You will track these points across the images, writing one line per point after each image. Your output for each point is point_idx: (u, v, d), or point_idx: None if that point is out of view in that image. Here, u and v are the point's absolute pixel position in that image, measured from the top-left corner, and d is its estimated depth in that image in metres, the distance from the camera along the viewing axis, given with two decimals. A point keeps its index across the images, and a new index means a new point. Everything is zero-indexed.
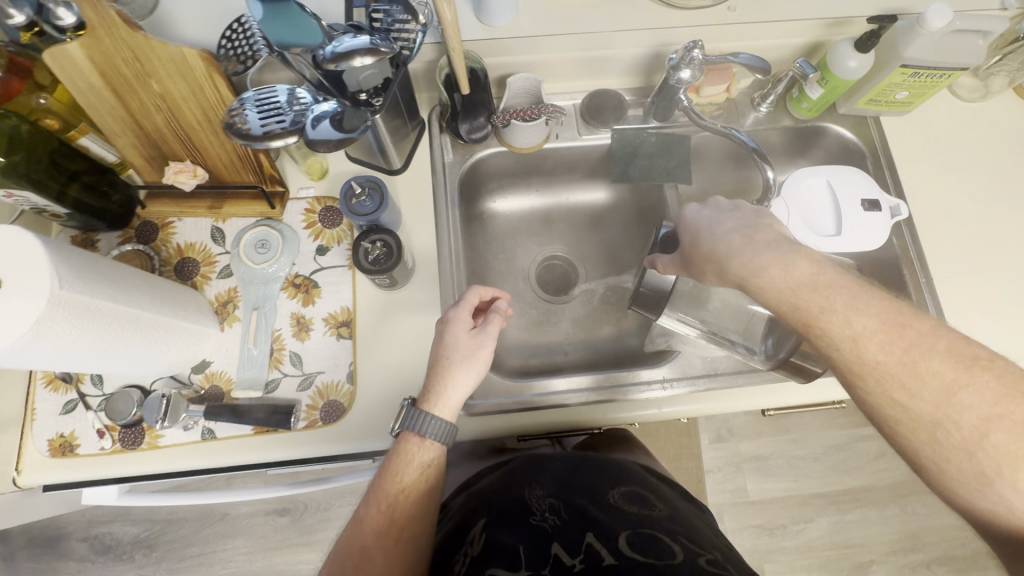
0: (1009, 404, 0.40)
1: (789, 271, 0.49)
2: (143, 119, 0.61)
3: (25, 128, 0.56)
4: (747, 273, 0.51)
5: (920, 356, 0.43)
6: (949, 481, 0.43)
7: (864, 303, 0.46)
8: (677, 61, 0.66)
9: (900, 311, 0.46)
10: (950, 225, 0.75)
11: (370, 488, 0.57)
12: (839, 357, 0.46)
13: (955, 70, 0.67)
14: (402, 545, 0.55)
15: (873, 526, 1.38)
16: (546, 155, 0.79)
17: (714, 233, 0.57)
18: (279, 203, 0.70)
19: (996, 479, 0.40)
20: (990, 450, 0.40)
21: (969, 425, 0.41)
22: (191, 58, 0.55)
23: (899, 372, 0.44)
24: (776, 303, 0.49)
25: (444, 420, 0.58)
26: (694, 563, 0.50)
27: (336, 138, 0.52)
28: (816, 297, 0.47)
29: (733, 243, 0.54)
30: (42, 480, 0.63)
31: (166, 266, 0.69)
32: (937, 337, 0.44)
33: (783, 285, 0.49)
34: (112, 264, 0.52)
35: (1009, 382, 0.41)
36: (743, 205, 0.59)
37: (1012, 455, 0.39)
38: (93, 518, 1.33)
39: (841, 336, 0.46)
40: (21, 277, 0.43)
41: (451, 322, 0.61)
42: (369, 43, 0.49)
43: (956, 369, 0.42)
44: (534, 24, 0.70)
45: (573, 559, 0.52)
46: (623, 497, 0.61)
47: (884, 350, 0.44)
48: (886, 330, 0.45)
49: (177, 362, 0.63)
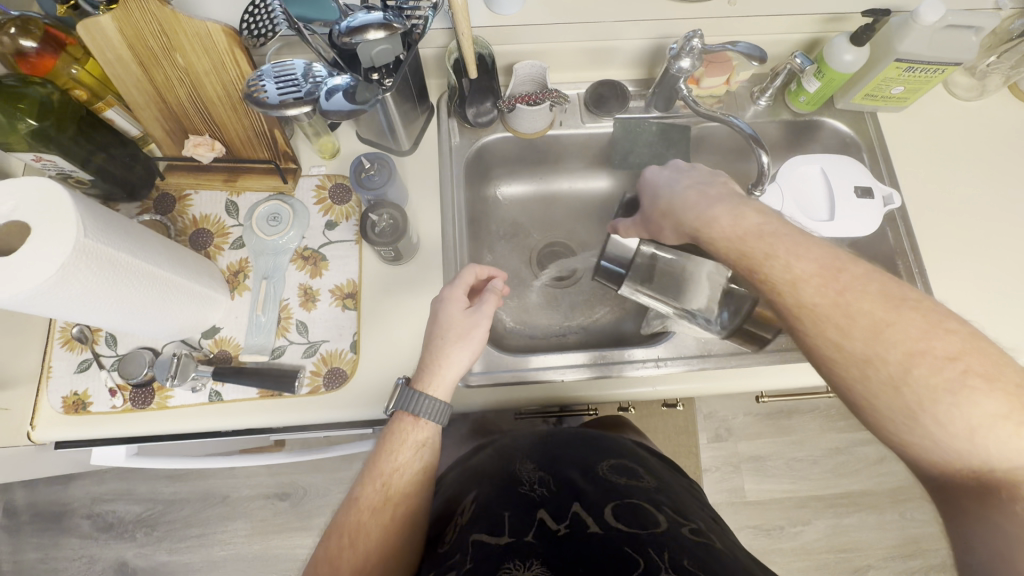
0: (931, 340, 0.43)
1: (737, 221, 0.55)
2: (166, 92, 0.65)
3: (56, 96, 0.60)
4: (701, 223, 0.57)
5: (852, 297, 0.47)
6: (880, 417, 0.45)
7: (803, 251, 0.50)
8: (677, 50, 0.68)
9: (838, 258, 0.49)
10: (943, 218, 0.77)
11: (365, 467, 0.59)
12: (780, 300, 0.50)
13: (948, 65, 0.69)
14: (397, 522, 0.56)
15: (871, 530, 1.37)
16: (550, 142, 0.81)
17: (675, 190, 0.63)
18: (291, 179, 0.73)
19: (918, 411, 0.42)
20: (913, 383, 0.43)
21: (895, 359, 0.44)
22: (215, 34, 0.58)
23: (832, 312, 0.47)
24: (725, 250, 0.55)
25: (438, 400, 0.59)
26: (678, 532, 0.52)
27: (348, 109, 0.56)
28: (761, 244, 0.52)
29: (691, 199, 0.60)
30: (55, 435, 0.65)
31: (182, 236, 0.72)
32: (870, 280, 0.47)
33: (730, 233, 0.55)
34: (139, 227, 0.55)
35: (932, 320, 0.44)
36: (700, 167, 0.65)
37: (934, 386, 0.42)
38: (98, 496, 1.35)
39: (782, 279, 0.50)
40: (48, 224, 0.46)
41: (446, 300, 0.63)
42: (382, 18, 0.52)
43: (885, 308, 0.45)
44: (541, 13, 0.73)
45: (558, 524, 0.53)
46: (611, 470, 0.63)
47: (820, 292, 0.48)
48: (822, 274, 0.48)
49: (188, 325, 0.66)
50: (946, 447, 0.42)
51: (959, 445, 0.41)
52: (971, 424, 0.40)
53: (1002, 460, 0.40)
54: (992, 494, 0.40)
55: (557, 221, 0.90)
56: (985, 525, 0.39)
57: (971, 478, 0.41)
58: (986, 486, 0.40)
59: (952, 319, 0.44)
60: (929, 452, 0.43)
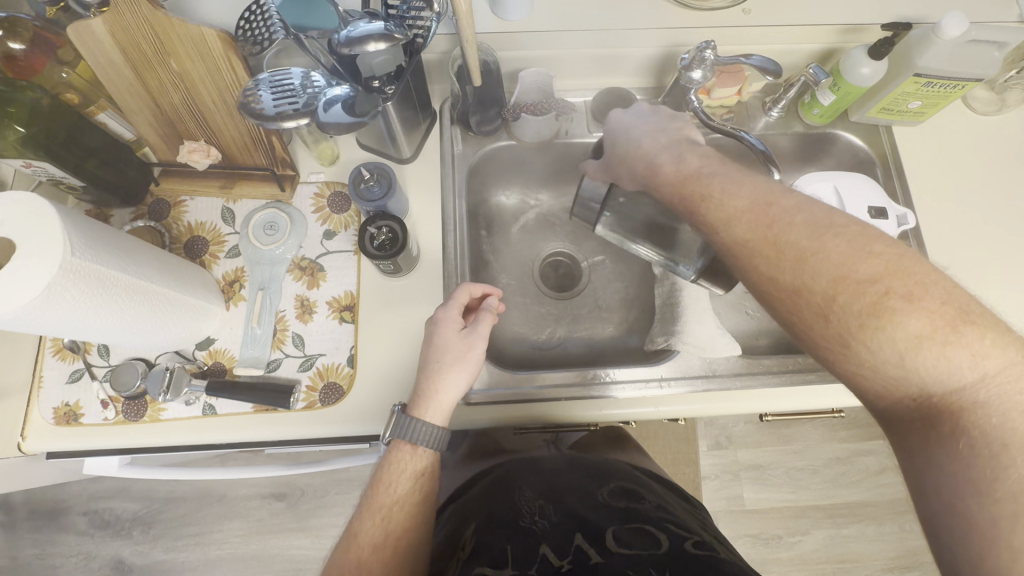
0: (854, 262, 0.43)
1: (679, 164, 0.55)
2: (160, 97, 0.63)
3: (45, 101, 0.57)
4: (649, 170, 0.58)
5: (782, 230, 0.47)
6: (820, 349, 0.46)
7: (736, 188, 0.50)
8: (689, 61, 0.66)
9: (770, 191, 0.49)
10: (959, 237, 0.74)
11: (363, 501, 0.57)
12: (718, 239, 0.51)
13: (969, 81, 0.66)
14: (399, 556, 0.55)
15: (871, 541, 1.36)
16: (555, 151, 0.79)
17: (630, 136, 0.62)
18: (289, 187, 0.72)
19: (850, 338, 0.43)
20: (840, 310, 0.43)
21: (822, 289, 0.44)
22: (210, 39, 0.56)
23: (764, 247, 0.47)
24: (670, 193, 0.55)
25: (435, 427, 0.58)
26: (679, 548, 0.52)
27: (347, 122, 0.54)
28: (698, 185, 0.53)
29: (644, 145, 0.60)
30: (46, 447, 0.64)
31: (177, 244, 0.71)
32: (798, 211, 0.47)
33: (674, 177, 0.55)
34: (129, 241, 0.53)
35: (858, 244, 0.43)
36: (662, 110, 0.64)
37: (860, 312, 0.42)
38: (95, 493, 1.35)
39: (716, 217, 0.50)
40: (35, 243, 0.44)
41: (440, 323, 0.61)
42: (383, 29, 0.50)
43: (811, 238, 0.45)
44: (548, 19, 0.71)
45: (562, 559, 0.52)
46: (612, 495, 0.63)
47: (752, 227, 0.48)
48: (753, 210, 0.48)
49: (182, 337, 0.64)
50: (882, 372, 0.42)
51: (893, 370, 0.41)
52: (898, 350, 0.40)
53: (933, 384, 0.40)
54: (931, 424, 0.40)
55: (560, 231, 0.88)
56: (930, 459, 0.40)
57: (910, 406, 0.42)
58: (924, 416, 0.41)
59: (880, 241, 0.43)
60: (872, 384, 0.43)
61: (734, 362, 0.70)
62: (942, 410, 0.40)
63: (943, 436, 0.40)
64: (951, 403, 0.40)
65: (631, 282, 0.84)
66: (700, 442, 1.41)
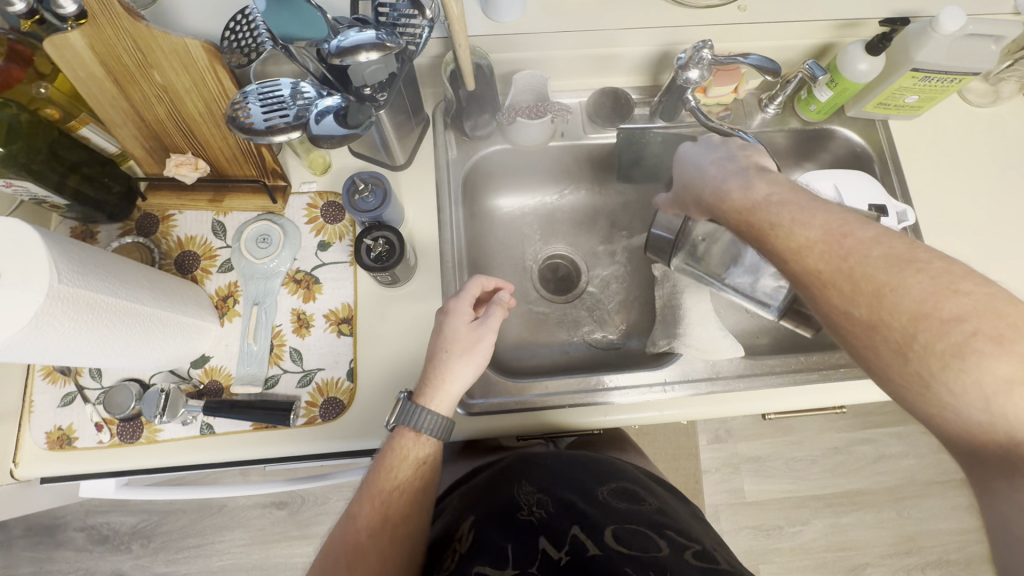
0: (939, 300, 0.41)
1: (748, 191, 0.52)
2: (143, 110, 0.60)
3: (23, 118, 0.55)
4: (716, 198, 0.55)
5: (858, 263, 0.44)
6: (896, 385, 0.44)
7: (809, 216, 0.47)
8: (685, 60, 0.65)
9: (846, 221, 0.46)
10: (957, 230, 0.74)
11: (362, 485, 0.57)
12: (788, 270, 0.48)
13: (965, 75, 0.66)
14: (397, 542, 0.54)
15: (869, 528, 1.38)
16: (550, 154, 0.78)
17: (696, 164, 0.60)
18: (281, 198, 0.70)
19: (932, 380, 0.41)
20: (921, 350, 0.41)
21: (900, 328, 0.42)
22: (193, 48, 0.55)
23: (837, 280, 0.45)
24: (737, 223, 0.53)
25: (441, 415, 0.57)
26: (679, 558, 0.51)
27: (340, 134, 0.52)
28: (767, 214, 0.50)
29: (709, 173, 0.57)
30: (40, 473, 0.62)
31: (167, 259, 0.69)
32: (876, 243, 0.44)
33: (742, 205, 0.52)
34: (114, 259, 0.52)
35: (943, 282, 0.41)
36: (732, 139, 0.60)
37: (941, 353, 0.40)
38: (91, 508, 1.33)
39: (786, 247, 0.48)
40: (20, 270, 0.42)
41: (451, 313, 0.60)
42: (375, 38, 0.48)
43: (891, 272, 0.43)
44: (542, 20, 0.69)
45: (560, 552, 0.52)
46: (612, 494, 0.60)
47: (824, 259, 0.45)
48: (827, 241, 0.46)
49: (177, 356, 0.63)
50: (965, 414, 0.40)
51: (976, 413, 0.39)
52: (984, 394, 0.39)
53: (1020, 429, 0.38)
54: (1014, 469, 0.38)
55: (558, 233, 0.87)
56: (1006, 502, 0.38)
57: (989, 449, 0.39)
58: (997, 457, 0.39)
59: (966, 279, 0.41)
60: (950, 425, 0.42)
61: (737, 363, 0.69)
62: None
63: None
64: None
65: (629, 284, 0.84)
66: (700, 436, 1.42)
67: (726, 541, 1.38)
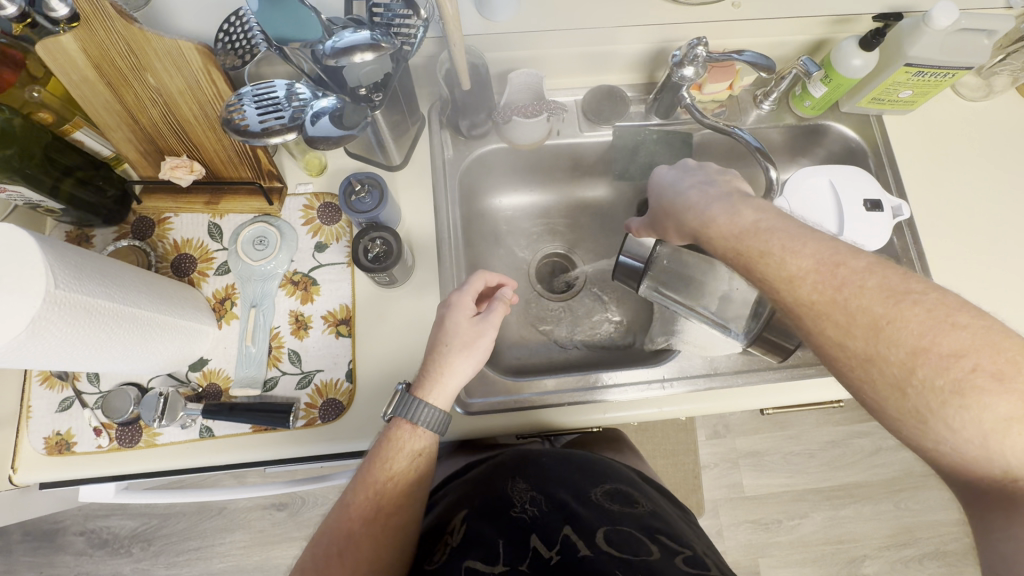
0: (936, 336, 0.40)
1: (734, 218, 0.52)
2: (138, 112, 0.60)
3: (17, 122, 0.55)
4: (700, 224, 0.55)
5: (852, 294, 0.44)
6: (892, 417, 0.43)
7: (800, 245, 0.48)
8: (680, 57, 0.65)
9: (838, 251, 0.46)
10: (950, 224, 0.75)
11: (358, 472, 0.57)
12: (781, 299, 0.48)
13: (959, 70, 0.66)
14: (390, 531, 0.55)
15: (867, 521, 1.39)
16: (547, 152, 0.78)
17: (678, 188, 0.61)
18: (277, 199, 0.69)
19: (929, 415, 0.41)
20: (918, 385, 0.41)
21: (898, 360, 0.42)
22: (187, 51, 0.55)
23: (832, 310, 0.45)
24: (724, 249, 0.53)
25: (438, 409, 0.57)
26: (669, 564, 0.51)
27: (336, 135, 0.52)
28: (756, 241, 0.50)
29: (690, 199, 0.58)
30: (38, 479, 0.62)
31: (163, 263, 0.69)
32: (869, 273, 0.44)
33: (728, 231, 0.52)
34: (110, 262, 0.52)
35: (941, 315, 0.41)
36: (707, 166, 0.62)
37: (941, 389, 0.40)
38: (91, 513, 1.33)
39: (777, 276, 0.48)
40: (17, 276, 0.42)
41: (453, 307, 0.60)
42: (369, 39, 0.48)
43: (887, 304, 0.43)
44: (537, 19, 0.69)
45: (551, 551, 0.52)
46: (606, 495, 0.60)
47: (818, 288, 0.46)
48: (820, 271, 0.46)
49: (175, 360, 0.62)
50: (961, 450, 0.40)
51: (972, 450, 0.39)
52: (983, 431, 0.38)
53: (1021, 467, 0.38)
54: (1016, 504, 0.38)
55: (555, 232, 0.87)
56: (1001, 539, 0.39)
57: (987, 485, 0.39)
58: (993, 493, 0.39)
59: (963, 311, 0.41)
60: (945, 460, 0.41)
61: (734, 359, 0.70)
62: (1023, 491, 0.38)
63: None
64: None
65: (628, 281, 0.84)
66: (698, 432, 1.43)
67: (726, 535, 1.38)
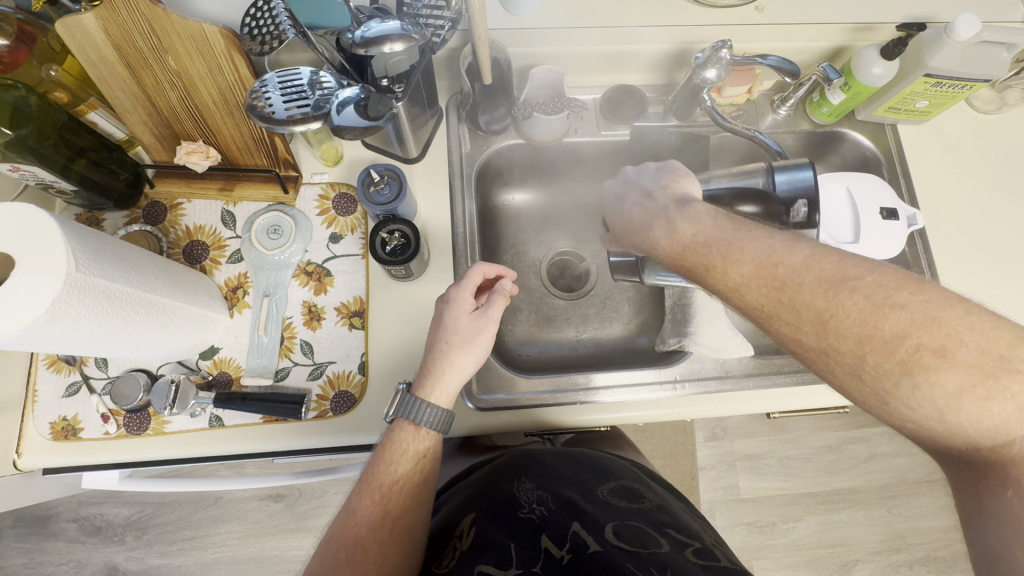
0: (877, 319, 0.41)
1: (674, 235, 0.54)
2: (156, 96, 0.59)
3: (34, 100, 0.54)
4: (648, 246, 0.57)
5: (795, 292, 0.45)
6: (861, 402, 0.44)
7: (738, 252, 0.49)
8: (703, 60, 0.65)
9: (774, 249, 0.47)
10: (961, 235, 0.75)
11: (364, 477, 0.57)
12: (735, 305, 0.50)
13: (976, 82, 0.67)
14: (397, 535, 0.54)
15: (860, 526, 1.41)
16: (564, 150, 0.78)
17: (623, 207, 0.61)
18: (292, 188, 0.69)
19: (888, 398, 0.41)
20: (870, 370, 0.41)
21: (848, 350, 0.42)
22: (211, 35, 0.54)
23: (781, 311, 0.46)
24: (674, 265, 0.54)
25: (440, 408, 0.57)
26: (681, 555, 0.50)
27: (362, 125, 0.52)
28: (699, 257, 0.51)
29: (635, 217, 0.59)
30: (43, 464, 0.61)
31: (175, 249, 0.68)
32: (807, 268, 0.45)
33: (672, 250, 0.54)
34: (127, 247, 0.51)
35: (878, 299, 0.41)
36: (649, 167, 0.62)
37: (892, 372, 0.40)
38: (83, 500, 1.31)
39: (725, 287, 0.49)
40: (34, 259, 0.41)
41: (453, 302, 0.60)
42: (400, 29, 0.48)
43: (827, 297, 0.43)
44: (560, 16, 0.69)
45: (562, 550, 0.51)
46: (612, 493, 0.60)
47: (761, 293, 0.47)
48: (760, 275, 0.47)
49: (185, 348, 0.62)
50: (930, 426, 0.40)
51: (936, 424, 0.39)
52: (938, 407, 0.39)
53: (981, 437, 0.38)
54: (981, 471, 0.38)
55: (565, 231, 0.87)
56: None
57: (960, 456, 0.39)
58: (972, 466, 0.39)
59: (902, 289, 0.41)
60: (926, 438, 0.42)
61: (746, 362, 0.70)
62: (993, 462, 0.38)
63: (993, 486, 0.37)
64: (1002, 457, 0.37)
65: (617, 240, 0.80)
66: (697, 433, 1.43)
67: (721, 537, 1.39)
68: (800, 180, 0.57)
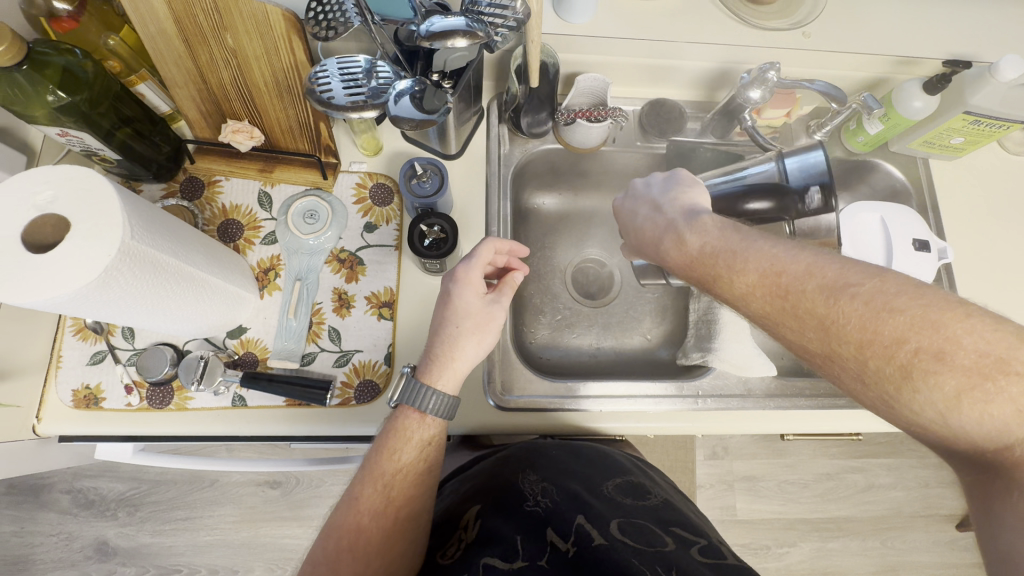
0: (879, 323, 0.41)
1: (681, 246, 0.53)
2: (208, 72, 0.60)
3: (90, 67, 0.54)
4: (659, 255, 0.57)
5: (798, 298, 0.45)
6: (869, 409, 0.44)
7: (743, 262, 0.49)
8: (749, 80, 0.65)
9: (778, 257, 0.47)
10: (985, 272, 0.76)
11: (365, 465, 0.56)
12: (741, 313, 0.50)
13: (1009, 123, 0.68)
14: (401, 523, 0.54)
15: (853, 555, 1.41)
16: (600, 158, 0.79)
17: (634, 220, 0.61)
18: (331, 174, 0.69)
19: (892, 402, 0.41)
20: (872, 374, 0.42)
21: (850, 356, 0.43)
22: (271, 14, 0.54)
23: (785, 318, 0.46)
24: (684, 275, 0.54)
25: (446, 395, 0.57)
26: (687, 554, 0.49)
27: (419, 118, 0.52)
28: (707, 268, 0.51)
29: (645, 228, 0.59)
30: (63, 431, 0.61)
31: (210, 226, 0.68)
32: (809, 276, 0.45)
33: (681, 260, 0.54)
34: (175, 220, 0.50)
35: (877, 304, 0.41)
36: (654, 175, 0.62)
37: (893, 376, 0.41)
38: (79, 472, 1.30)
39: (731, 296, 0.50)
40: (91, 222, 0.41)
41: (462, 285, 0.58)
42: (466, 26, 0.48)
43: (827, 303, 0.44)
44: (611, 25, 0.70)
45: (567, 543, 0.50)
46: (618, 488, 0.59)
47: (765, 302, 0.47)
48: (764, 283, 0.47)
49: (215, 325, 0.62)
50: (936, 429, 0.40)
51: (941, 428, 0.40)
52: (940, 410, 0.39)
53: (983, 440, 0.38)
54: (999, 471, 0.38)
55: (591, 238, 0.88)
56: None
57: (976, 460, 0.39)
58: (986, 471, 0.38)
59: (902, 295, 0.41)
60: (937, 442, 0.42)
61: (768, 382, 0.71)
62: (1000, 469, 0.38)
63: (1005, 486, 0.37)
64: (1005, 459, 0.37)
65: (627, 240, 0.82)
66: (698, 451, 1.43)
67: None
68: (810, 164, 0.59)
